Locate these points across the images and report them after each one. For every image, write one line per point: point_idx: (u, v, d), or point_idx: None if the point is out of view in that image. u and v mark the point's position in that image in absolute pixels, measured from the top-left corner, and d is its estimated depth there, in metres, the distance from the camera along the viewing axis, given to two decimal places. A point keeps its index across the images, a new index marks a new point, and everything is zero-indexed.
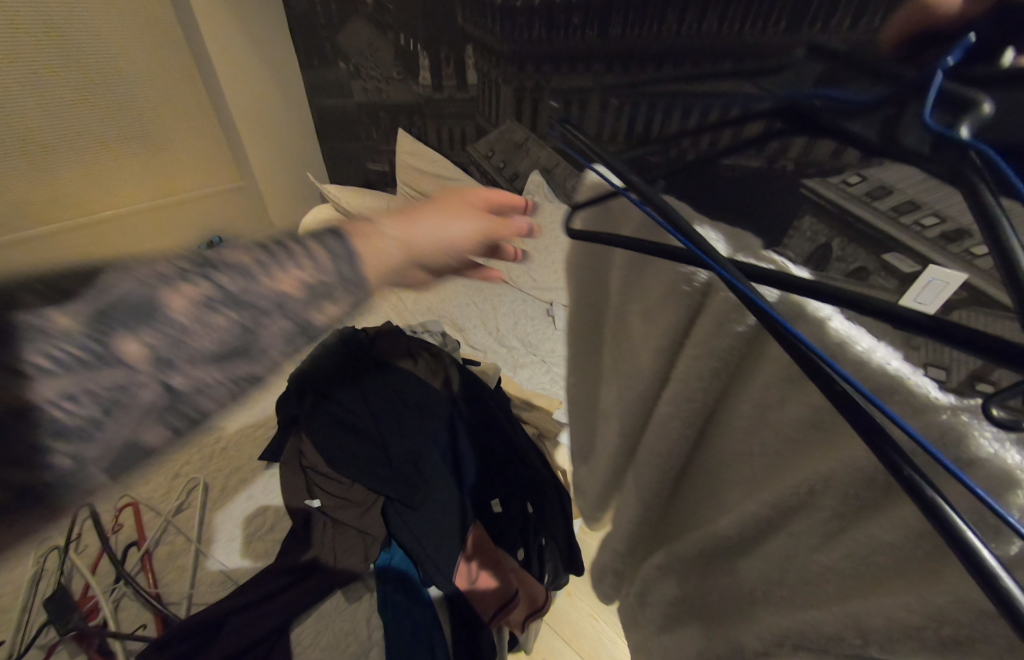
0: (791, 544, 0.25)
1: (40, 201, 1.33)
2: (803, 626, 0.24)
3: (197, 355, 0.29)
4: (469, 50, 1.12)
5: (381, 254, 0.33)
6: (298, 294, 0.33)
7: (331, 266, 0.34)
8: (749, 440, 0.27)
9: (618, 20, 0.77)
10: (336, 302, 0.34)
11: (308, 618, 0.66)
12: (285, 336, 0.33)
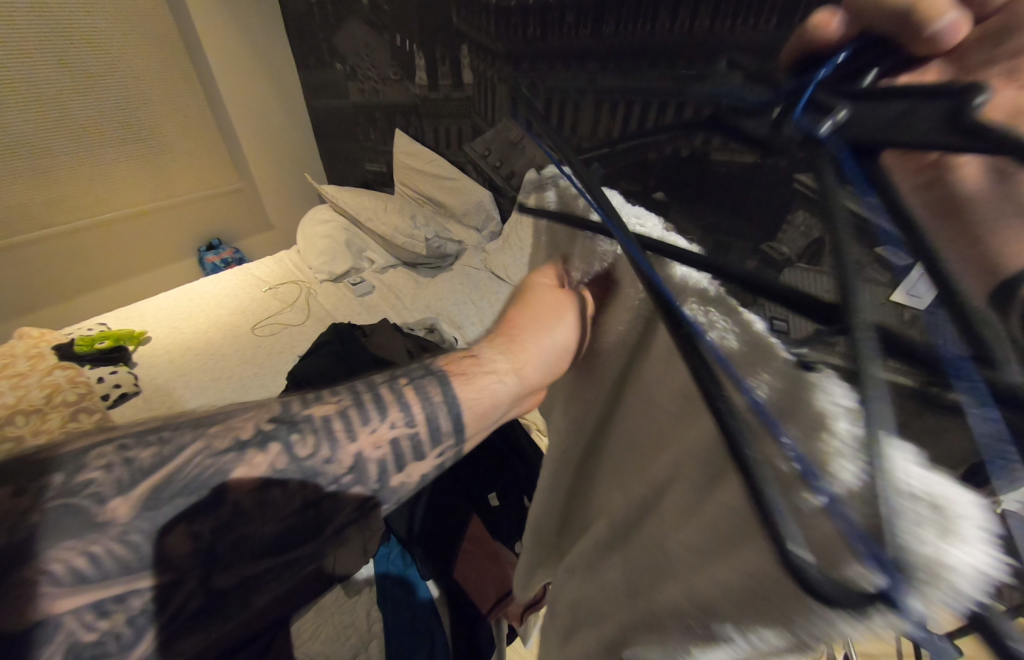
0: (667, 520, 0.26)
1: (40, 204, 1.34)
2: (658, 605, 0.24)
3: (254, 542, 0.28)
4: (465, 50, 1.13)
5: (485, 394, 0.33)
6: (375, 456, 0.32)
7: (430, 409, 0.33)
8: (648, 417, 0.30)
9: (614, 19, 0.77)
10: (421, 453, 0.33)
11: (308, 612, 0.64)
12: (351, 505, 0.31)
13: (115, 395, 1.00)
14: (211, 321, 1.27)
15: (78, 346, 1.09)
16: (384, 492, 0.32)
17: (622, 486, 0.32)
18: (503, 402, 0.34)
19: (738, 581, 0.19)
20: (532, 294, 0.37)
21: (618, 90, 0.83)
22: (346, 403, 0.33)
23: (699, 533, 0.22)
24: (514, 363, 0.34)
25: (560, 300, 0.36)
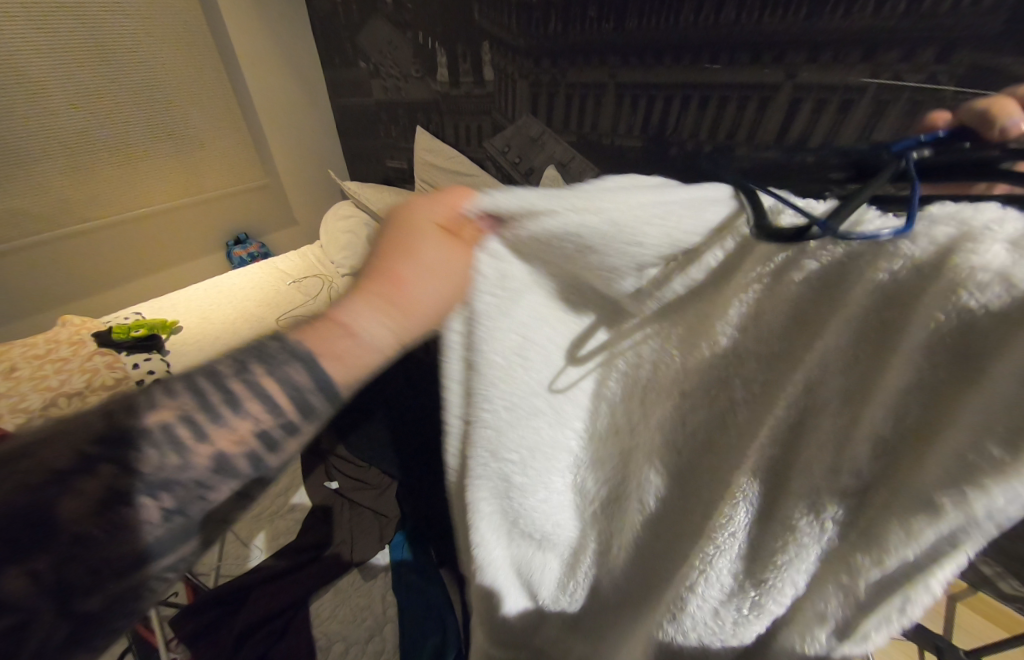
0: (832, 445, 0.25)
1: (82, 197, 1.42)
2: (893, 507, 0.23)
3: (121, 557, 0.26)
4: (486, 46, 1.13)
5: (355, 367, 0.30)
6: (241, 452, 0.29)
7: (306, 390, 0.29)
8: (742, 361, 0.29)
9: (636, 13, 0.77)
10: (301, 434, 0.30)
11: (326, 592, 0.68)
12: (227, 497, 0.29)
13: (149, 379, 1.06)
14: (238, 312, 1.32)
15: (114, 334, 1.15)
16: (269, 472, 0.30)
17: (732, 438, 0.30)
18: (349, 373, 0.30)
19: (966, 440, 0.20)
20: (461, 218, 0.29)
21: (641, 84, 0.82)
22: (192, 403, 0.28)
23: (904, 429, 0.22)
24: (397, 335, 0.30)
25: (451, 252, 0.29)
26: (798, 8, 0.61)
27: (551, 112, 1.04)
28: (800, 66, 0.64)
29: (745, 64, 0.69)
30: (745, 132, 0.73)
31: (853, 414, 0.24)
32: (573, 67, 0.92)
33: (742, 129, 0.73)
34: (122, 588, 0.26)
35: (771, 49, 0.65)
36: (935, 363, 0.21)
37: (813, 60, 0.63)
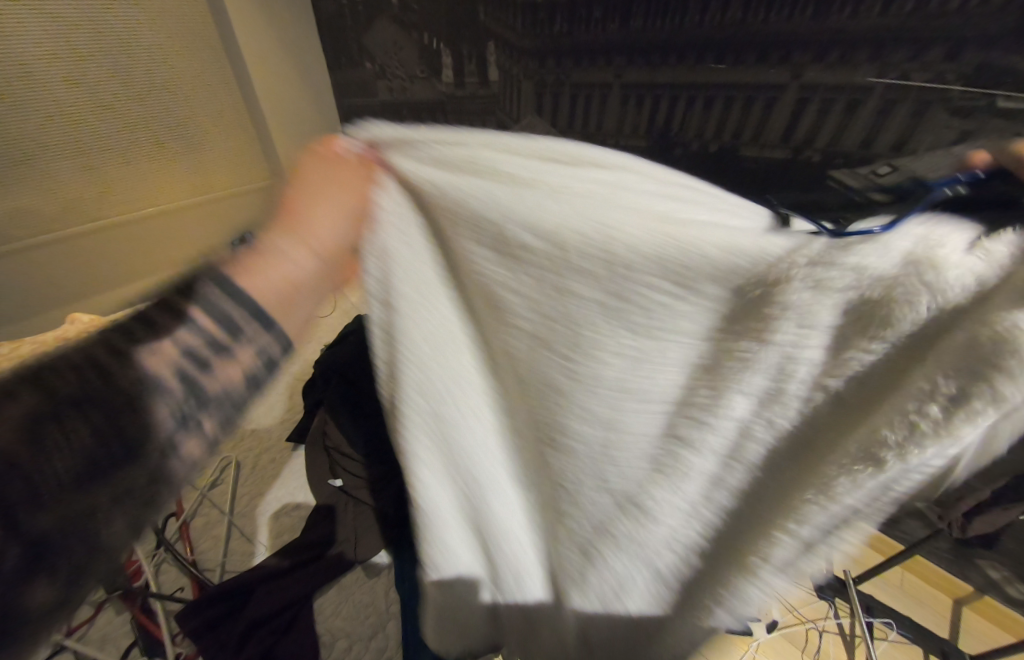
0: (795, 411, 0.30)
1: (91, 197, 1.44)
2: (833, 469, 0.30)
3: (58, 484, 0.22)
4: (492, 46, 1.10)
5: (270, 286, 0.28)
6: (176, 370, 0.25)
7: (226, 300, 0.27)
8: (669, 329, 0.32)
9: (643, 13, 0.77)
10: (239, 356, 0.28)
11: (330, 590, 0.71)
12: (171, 421, 0.25)
13: None
14: None
15: None
16: (213, 396, 0.27)
17: (683, 405, 0.34)
18: (303, 320, 0.30)
19: (894, 418, 0.26)
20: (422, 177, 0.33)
21: (645, 85, 0.82)
22: (114, 329, 0.25)
23: (854, 411, 0.29)
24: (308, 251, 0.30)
25: (352, 188, 0.33)
26: (802, 10, 0.64)
27: (555, 112, 1.04)
28: (806, 66, 0.65)
29: (751, 65, 0.69)
30: (751, 133, 0.71)
31: (813, 393, 0.30)
32: (578, 68, 0.93)
33: (748, 129, 0.71)
34: (69, 512, 0.22)
35: (779, 49, 0.66)
36: (885, 356, 0.27)
37: (820, 60, 0.63)
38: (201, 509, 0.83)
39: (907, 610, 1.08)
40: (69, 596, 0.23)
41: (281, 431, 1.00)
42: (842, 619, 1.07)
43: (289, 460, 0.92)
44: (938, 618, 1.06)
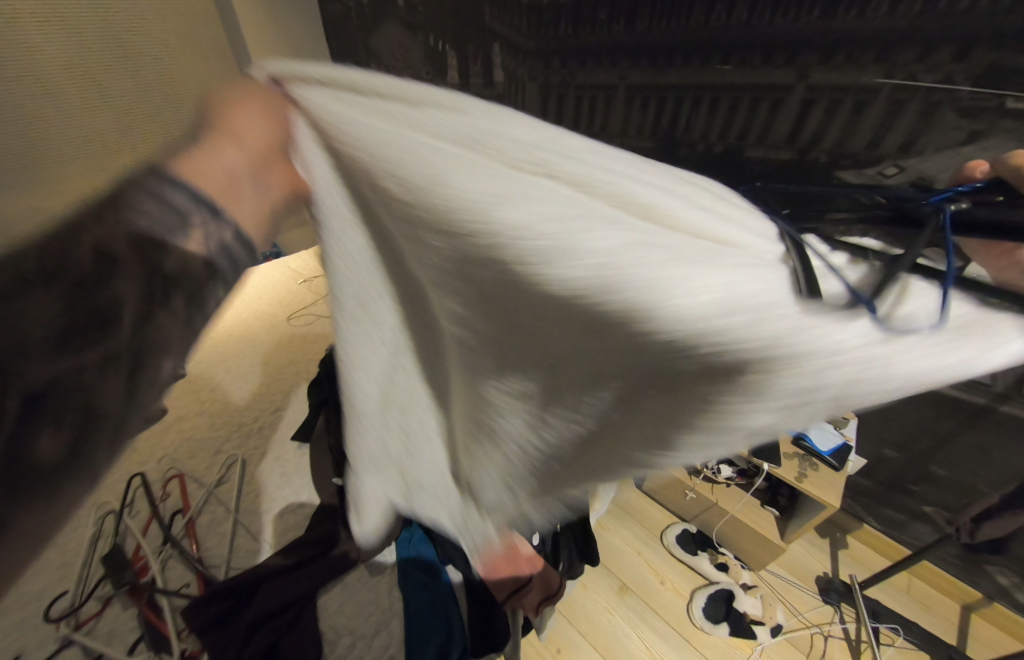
0: (686, 312, 0.24)
1: None
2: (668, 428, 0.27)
3: (36, 337, 0.19)
4: (496, 48, 1.10)
5: (209, 173, 0.24)
6: (123, 234, 0.22)
7: (155, 179, 0.23)
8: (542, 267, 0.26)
9: (647, 13, 0.77)
10: (193, 230, 0.23)
11: (334, 587, 0.69)
12: (136, 283, 0.22)
13: None
14: (252, 313, 1.37)
15: None
16: (170, 260, 0.23)
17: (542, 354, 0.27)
18: (254, 200, 0.26)
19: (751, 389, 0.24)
20: (376, 94, 0.30)
21: (652, 87, 0.82)
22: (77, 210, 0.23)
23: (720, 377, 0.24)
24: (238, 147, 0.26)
25: (272, 101, 0.27)
26: (811, 11, 0.61)
27: (561, 113, 1.03)
28: (813, 67, 0.64)
29: (756, 65, 0.69)
30: (756, 134, 0.73)
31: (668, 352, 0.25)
32: (584, 70, 0.92)
33: (753, 131, 0.73)
34: (60, 365, 0.20)
35: (785, 49, 0.65)
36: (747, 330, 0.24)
37: (826, 61, 0.63)
38: (207, 506, 0.83)
39: (915, 616, 1.07)
40: (81, 456, 0.21)
41: (286, 430, 1.00)
42: (848, 624, 1.07)
43: (295, 458, 0.92)
44: (945, 624, 1.05)
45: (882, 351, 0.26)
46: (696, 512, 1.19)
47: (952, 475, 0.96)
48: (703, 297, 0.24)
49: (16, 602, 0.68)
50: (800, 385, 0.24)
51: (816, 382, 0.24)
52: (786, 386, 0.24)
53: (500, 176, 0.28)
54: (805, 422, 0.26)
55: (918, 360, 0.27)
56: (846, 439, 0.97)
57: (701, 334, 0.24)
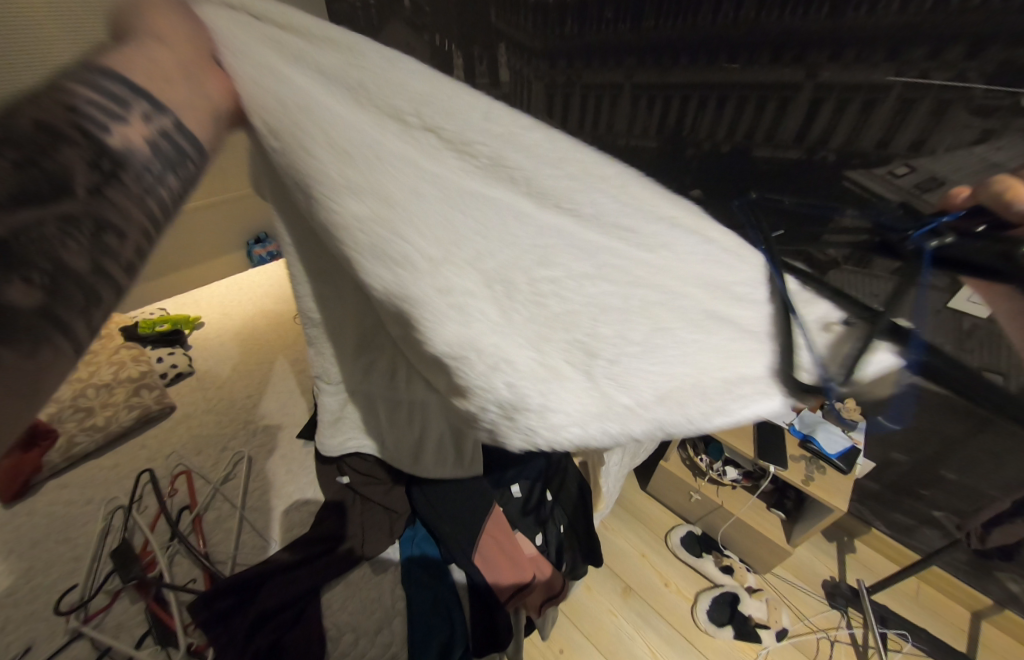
0: (428, 301, 0.34)
1: None
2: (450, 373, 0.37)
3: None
4: (502, 48, 1.08)
5: (140, 64, 0.28)
6: (62, 114, 0.24)
7: (96, 68, 0.26)
8: (408, 222, 0.34)
9: (653, 12, 0.76)
10: (129, 111, 0.26)
11: (338, 584, 0.68)
12: (86, 161, 0.24)
13: (172, 373, 1.11)
14: (259, 313, 1.38)
15: (140, 328, 1.22)
16: (120, 141, 0.25)
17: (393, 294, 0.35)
18: (192, 100, 0.30)
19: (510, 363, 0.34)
20: (308, 60, 0.34)
21: (658, 86, 0.81)
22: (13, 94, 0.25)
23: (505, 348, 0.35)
24: (182, 61, 0.30)
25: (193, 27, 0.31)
26: (819, 9, 0.61)
27: (567, 113, 1.03)
28: (822, 66, 0.65)
29: (764, 63, 0.68)
30: (764, 133, 0.73)
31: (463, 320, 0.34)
32: (590, 69, 0.92)
33: (760, 131, 0.73)
34: (18, 224, 0.22)
35: (792, 47, 0.65)
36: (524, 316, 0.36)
37: (835, 59, 0.63)
38: (214, 502, 0.84)
39: (924, 622, 1.06)
40: (55, 313, 0.23)
41: (292, 428, 1.01)
42: (855, 629, 1.05)
43: (301, 456, 0.93)
44: (954, 630, 1.04)
45: (564, 402, 0.35)
46: (701, 514, 1.19)
47: (961, 479, 0.95)
48: (602, 390, 0.36)
49: (27, 594, 0.69)
50: (474, 379, 0.34)
51: (491, 384, 0.34)
52: (467, 377, 0.34)
53: (353, 165, 0.34)
54: (487, 418, 0.35)
55: (603, 420, 0.35)
56: (853, 442, 0.96)
57: (430, 318, 0.34)
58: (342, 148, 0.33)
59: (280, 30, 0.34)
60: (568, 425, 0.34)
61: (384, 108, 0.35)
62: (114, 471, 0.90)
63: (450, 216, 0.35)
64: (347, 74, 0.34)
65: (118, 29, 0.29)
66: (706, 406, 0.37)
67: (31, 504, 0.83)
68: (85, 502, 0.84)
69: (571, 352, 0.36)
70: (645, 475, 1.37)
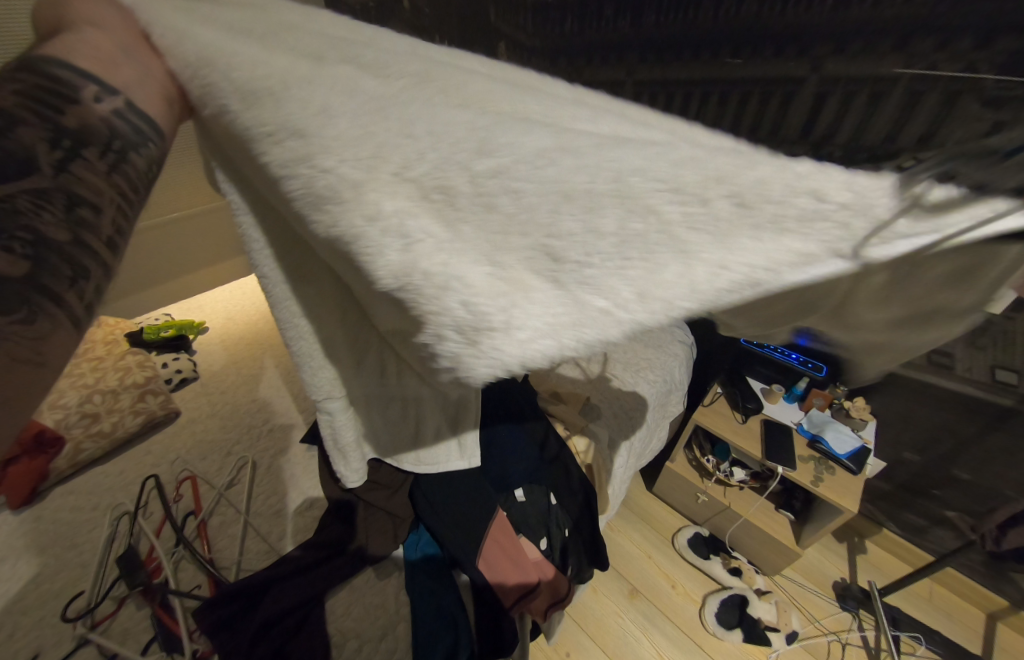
0: (359, 225, 0.22)
1: None
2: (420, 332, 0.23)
3: None
4: (501, 48, 1.07)
5: (80, 53, 0.27)
6: (13, 103, 0.25)
7: (46, 59, 0.26)
8: (322, 112, 0.24)
9: (653, 11, 0.78)
10: (77, 94, 0.26)
11: (342, 590, 0.68)
12: (43, 145, 0.25)
13: (177, 379, 1.12)
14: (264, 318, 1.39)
15: (146, 333, 1.23)
16: (73, 124, 0.26)
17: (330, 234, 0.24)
18: (137, 78, 0.28)
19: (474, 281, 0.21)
20: (227, 20, 0.32)
21: (659, 82, 0.81)
22: None
23: (472, 258, 0.21)
24: (118, 47, 0.28)
25: (125, 27, 0.29)
26: None
27: None
28: (827, 57, 0.65)
29: (768, 58, 0.70)
30: (769, 126, 0.68)
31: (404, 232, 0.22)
32: (590, 68, 0.92)
33: None
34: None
35: (795, 42, 0.67)
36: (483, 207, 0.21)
37: (842, 52, 0.63)
38: (218, 508, 0.84)
39: (939, 625, 1.03)
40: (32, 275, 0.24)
41: (296, 433, 1.01)
42: (867, 631, 1.03)
43: (305, 461, 0.93)
44: (969, 632, 1.02)
45: (537, 307, 0.20)
46: (708, 515, 1.17)
47: (974, 479, 0.93)
48: (624, 294, 0.21)
49: (36, 601, 0.70)
50: (424, 303, 0.21)
51: (442, 304, 0.20)
52: (419, 310, 0.21)
53: (257, 90, 0.25)
54: (446, 356, 0.21)
55: (582, 329, 0.21)
56: (864, 441, 0.94)
57: (371, 253, 0.22)
58: (243, 83, 0.26)
59: (186, 9, 0.31)
60: (550, 342, 0.20)
61: (298, 45, 0.30)
62: (120, 477, 0.91)
63: (351, 100, 0.25)
64: (252, 29, 0.31)
65: (50, 35, 0.28)
66: (719, 297, 0.22)
67: (39, 511, 0.84)
68: (93, 508, 0.85)
69: (531, 251, 0.21)
70: (651, 476, 1.36)
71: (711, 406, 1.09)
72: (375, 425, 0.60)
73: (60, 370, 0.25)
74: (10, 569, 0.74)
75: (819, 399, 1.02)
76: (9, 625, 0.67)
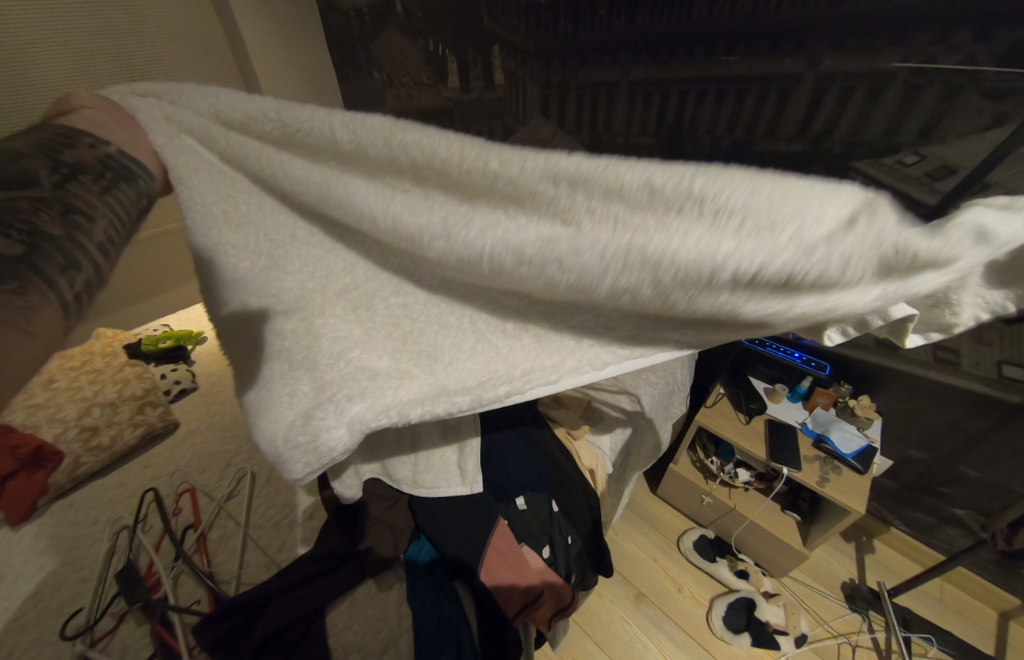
0: (309, 326, 0.37)
1: None
2: (299, 397, 0.34)
3: None
4: (496, 50, 1.07)
5: (89, 125, 0.35)
6: (24, 145, 0.32)
7: (58, 128, 0.34)
8: (298, 256, 0.40)
9: (648, 9, 0.77)
10: (79, 147, 0.33)
11: (342, 603, 0.67)
12: (44, 166, 0.31)
13: (176, 389, 1.13)
14: None
15: (144, 344, 1.23)
16: (75, 157, 0.32)
17: (271, 329, 0.36)
18: (135, 144, 0.37)
19: (376, 364, 0.36)
20: (203, 104, 0.39)
21: (652, 83, 0.82)
22: None
23: (378, 347, 0.37)
24: (118, 128, 0.37)
25: (119, 112, 0.37)
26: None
27: (562, 114, 1.01)
28: (822, 55, 0.66)
29: (763, 54, 0.70)
30: (766, 124, 0.75)
31: (327, 327, 0.37)
32: (583, 70, 0.91)
33: (760, 125, 0.75)
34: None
35: (791, 38, 0.67)
36: (382, 324, 0.38)
37: (837, 47, 0.64)
38: (218, 520, 0.84)
39: (951, 625, 1.02)
40: (26, 261, 0.29)
41: None
42: (876, 633, 1.02)
43: None
44: (981, 631, 1.01)
45: (394, 389, 0.34)
46: (713, 518, 1.16)
47: (984, 476, 0.92)
48: (459, 381, 0.35)
49: (34, 618, 0.69)
50: (336, 377, 0.35)
51: (350, 383, 0.34)
52: (320, 375, 0.35)
53: (236, 219, 0.39)
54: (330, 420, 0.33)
55: (432, 403, 0.34)
56: (870, 440, 0.93)
57: (306, 336, 0.36)
58: (222, 195, 0.39)
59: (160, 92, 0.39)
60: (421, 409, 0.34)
61: (250, 128, 0.38)
62: (122, 491, 0.90)
63: (327, 263, 0.40)
64: (226, 119, 0.39)
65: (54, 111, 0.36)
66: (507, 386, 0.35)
67: (39, 525, 0.83)
68: (91, 523, 0.84)
69: (419, 354, 0.37)
70: (655, 479, 1.34)
71: (714, 406, 1.07)
72: (377, 447, 0.61)
73: (48, 346, 0.29)
74: (9, 586, 0.73)
75: (824, 398, 1.00)
76: (8, 644, 0.66)
